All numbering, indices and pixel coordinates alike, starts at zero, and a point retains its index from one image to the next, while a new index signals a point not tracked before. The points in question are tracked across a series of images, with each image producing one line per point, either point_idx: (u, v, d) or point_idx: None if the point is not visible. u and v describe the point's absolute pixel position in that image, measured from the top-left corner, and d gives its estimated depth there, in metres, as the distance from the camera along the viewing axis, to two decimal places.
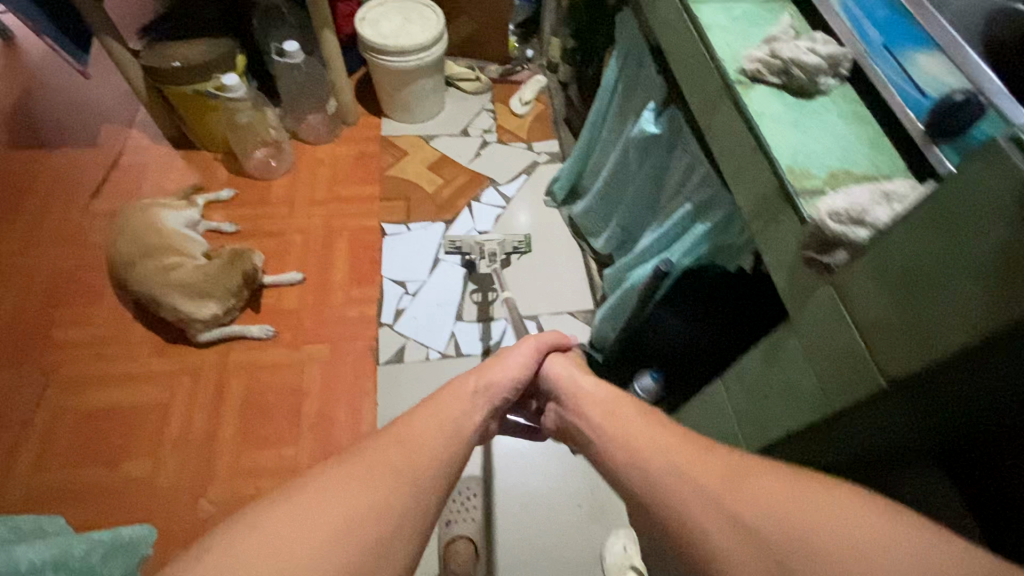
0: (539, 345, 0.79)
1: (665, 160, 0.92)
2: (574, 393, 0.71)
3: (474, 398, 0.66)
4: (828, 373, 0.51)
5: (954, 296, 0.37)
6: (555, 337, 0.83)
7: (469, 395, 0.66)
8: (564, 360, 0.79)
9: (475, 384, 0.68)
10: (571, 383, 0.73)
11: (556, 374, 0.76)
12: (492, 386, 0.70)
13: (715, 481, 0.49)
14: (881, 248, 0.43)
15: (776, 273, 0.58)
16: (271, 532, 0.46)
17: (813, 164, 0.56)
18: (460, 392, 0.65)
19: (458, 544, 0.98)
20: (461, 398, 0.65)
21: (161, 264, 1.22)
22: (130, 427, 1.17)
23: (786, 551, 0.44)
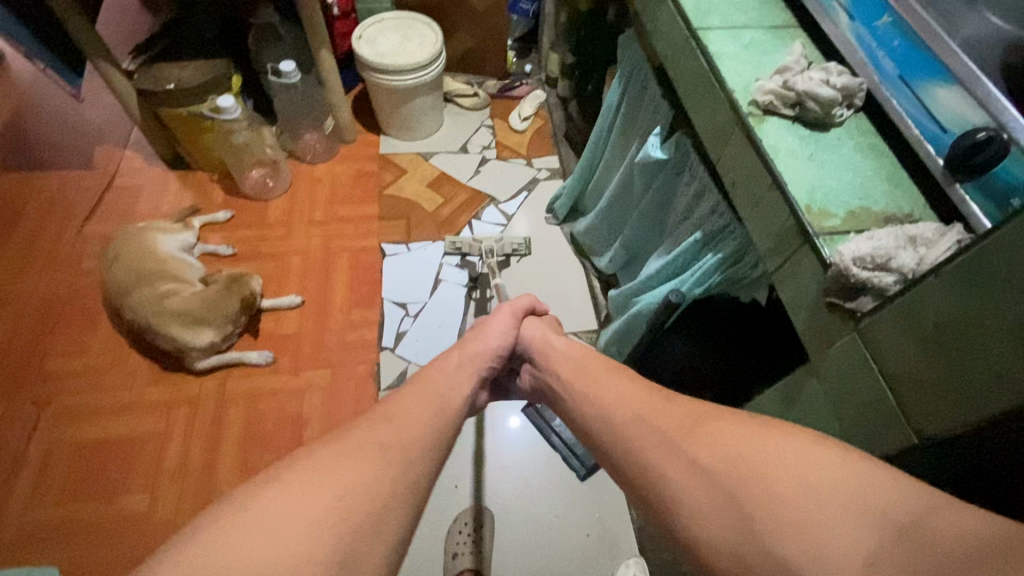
0: (514, 312, 0.82)
1: (672, 184, 0.90)
2: (550, 354, 0.74)
3: (461, 370, 0.68)
4: (855, 423, 0.49)
5: (998, 357, 0.36)
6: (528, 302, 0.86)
7: (452, 368, 0.67)
8: (540, 326, 0.81)
9: (458, 357, 0.70)
10: (547, 349, 0.75)
11: (534, 339, 0.78)
12: (474, 356, 0.72)
13: (673, 425, 0.52)
14: (914, 300, 0.41)
15: (793, 313, 0.56)
16: (256, 524, 0.43)
17: (831, 203, 0.55)
18: (444, 373, 0.66)
19: None
20: (448, 373, 0.66)
21: (156, 291, 1.20)
22: (126, 458, 1.14)
23: (740, 487, 0.44)
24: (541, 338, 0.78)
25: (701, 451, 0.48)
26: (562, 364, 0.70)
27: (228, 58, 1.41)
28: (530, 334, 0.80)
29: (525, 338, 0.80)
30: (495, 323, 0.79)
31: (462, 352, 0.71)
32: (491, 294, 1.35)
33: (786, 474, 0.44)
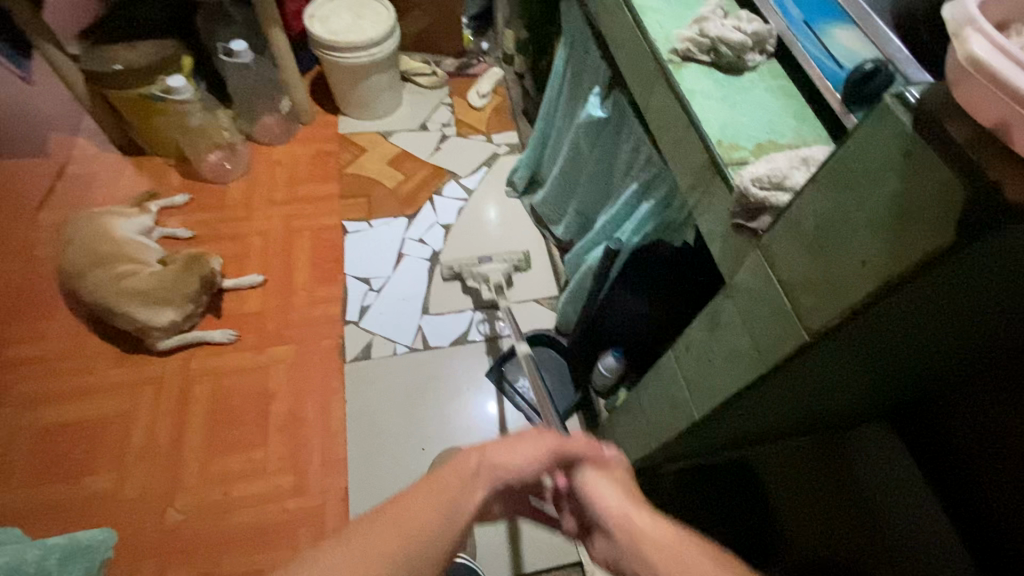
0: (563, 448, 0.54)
1: (613, 143, 0.94)
2: (637, 540, 0.45)
3: (476, 485, 0.48)
4: (760, 332, 0.53)
5: (860, 248, 0.40)
6: (585, 440, 0.55)
7: (464, 478, 0.47)
8: (608, 481, 0.52)
9: (474, 463, 0.49)
10: (630, 527, 0.47)
11: (607, 505, 0.50)
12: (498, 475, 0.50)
13: None
14: (798, 209, 0.45)
15: (712, 243, 0.61)
16: None
17: (741, 137, 0.59)
18: (458, 480, 0.47)
19: None
20: (463, 491, 0.47)
21: (113, 273, 1.19)
22: (92, 441, 1.14)
23: None
24: (613, 501, 0.50)
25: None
26: (654, 555, 0.44)
27: (177, 39, 1.40)
28: (592, 488, 0.52)
29: (588, 491, 0.52)
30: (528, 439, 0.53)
31: (483, 458, 0.49)
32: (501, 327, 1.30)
33: None
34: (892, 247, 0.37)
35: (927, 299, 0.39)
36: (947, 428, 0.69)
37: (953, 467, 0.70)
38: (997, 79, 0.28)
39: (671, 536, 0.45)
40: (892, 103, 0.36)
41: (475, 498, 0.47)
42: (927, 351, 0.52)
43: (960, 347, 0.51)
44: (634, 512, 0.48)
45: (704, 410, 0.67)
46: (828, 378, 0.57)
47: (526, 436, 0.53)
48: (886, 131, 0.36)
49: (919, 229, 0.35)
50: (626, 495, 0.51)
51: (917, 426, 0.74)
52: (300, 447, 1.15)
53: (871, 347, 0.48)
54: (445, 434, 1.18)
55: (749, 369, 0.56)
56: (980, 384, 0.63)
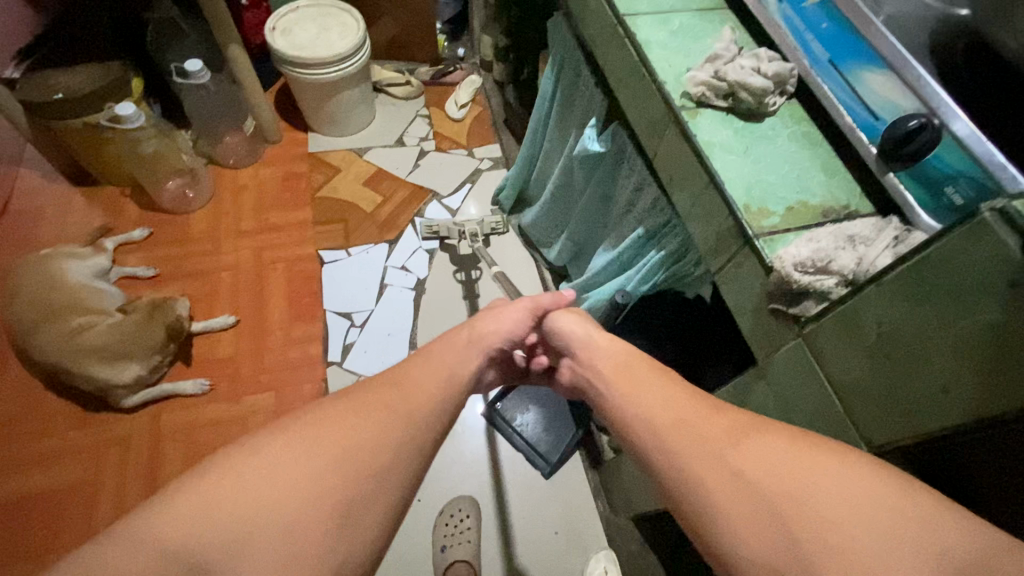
0: (536, 307, 0.72)
1: (611, 176, 0.87)
2: (588, 350, 0.62)
3: (468, 349, 0.60)
4: (804, 430, 0.48)
5: (941, 374, 0.34)
6: (551, 298, 0.74)
7: (460, 348, 0.59)
8: (570, 316, 0.70)
9: (467, 336, 0.62)
10: (584, 342, 0.64)
11: (569, 332, 0.67)
12: (484, 337, 0.64)
13: (720, 430, 0.42)
14: (856, 308, 0.39)
15: (738, 316, 0.55)
16: (272, 457, 0.42)
17: (770, 200, 0.52)
18: (456, 348, 0.59)
19: (458, 569, 0.97)
20: (457, 351, 0.59)
21: (67, 327, 1.08)
22: (55, 514, 1.05)
23: (778, 497, 0.37)
24: (575, 328, 0.67)
25: (747, 468, 0.39)
26: (603, 362, 0.58)
27: (123, 60, 1.27)
28: (559, 323, 0.70)
29: (555, 327, 0.69)
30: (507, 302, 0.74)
31: (473, 332, 0.63)
32: (478, 274, 1.34)
33: (826, 495, 0.36)
34: (990, 383, 0.31)
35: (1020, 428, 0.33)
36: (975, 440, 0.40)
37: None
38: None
39: (618, 346, 0.59)
40: (991, 219, 0.30)
41: (473, 358, 0.60)
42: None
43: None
44: (592, 332, 0.65)
45: None
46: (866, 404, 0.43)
47: (505, 304, 0.73)
48: (980, 252, 0.30)
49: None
50: (584, 325, 0.68)
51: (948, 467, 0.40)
52: None
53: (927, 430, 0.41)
54: (447, 482, 1.10)
55: None
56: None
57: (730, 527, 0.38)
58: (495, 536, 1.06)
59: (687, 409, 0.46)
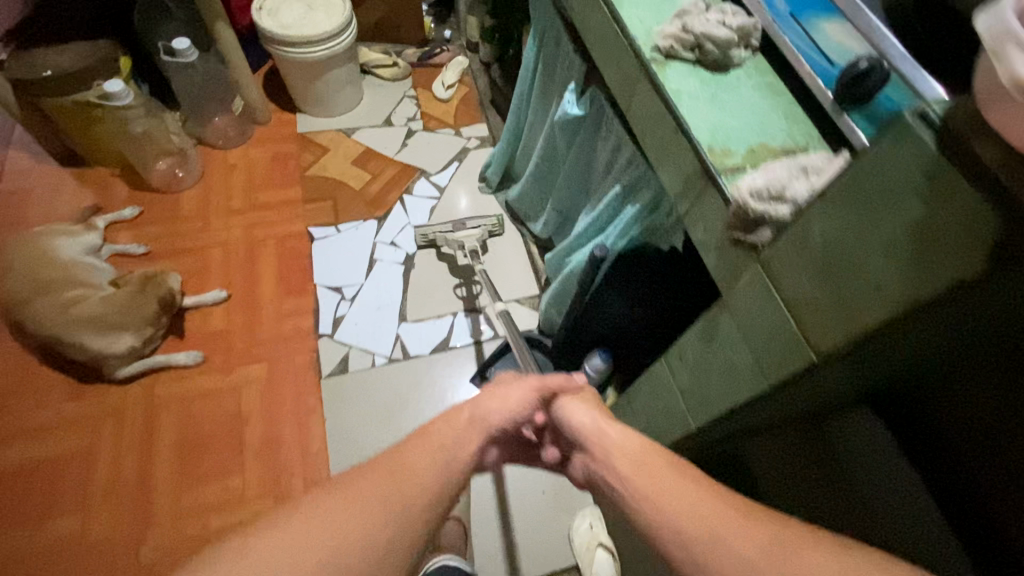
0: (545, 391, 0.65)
1: (591, 140, 0.90)
2: (602, 443, 0.55)
3: (469, 430, 0.55)
4: (763, 350, 0.51)
5: (875, 272, 0.37)
6: (559, 378, 0.67)
7: (459, 429, 0.55)
8: (580, 404, 0.63)
9: (468, 415, 0.57)
10: (596, 438, 0.56)
11: (576, 423, 0.60)
12: (488, 417, 0.58)
13: (752, 547, 0.40)
14: (804, 225, 0.42)
15: (705, 252, 0.58)
16: (259, 557, 0.42)
17: (732, 142, 0.56)
18: (454, 432, 0.54)
19: (448, 526, 1.02)
20: (456, 428, 0.55)
21: (60, 300, 1.10)
22: (52, 481, 1.07)
23: None
24: (586, 419, 0.60)
25: None
26: (618, 457, 0.52)
27: (111, 39, 1.29)
28: (568, 412, 0.62)
29: (566, 415, 0.62)
30: (508, 378, 0.67)
31: (476, 412, 0.58)
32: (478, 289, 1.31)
33: None
34: (914, 274, 0.34)
35: (941, 326, 0.37)
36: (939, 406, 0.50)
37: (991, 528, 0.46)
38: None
39: (636, 440, 0.54)
40: (913, 121, 0.33)
41: (471, 444, 0.54)
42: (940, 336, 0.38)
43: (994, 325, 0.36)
44: (607, 425, 0.58)
45: (701, 421, 0.65)
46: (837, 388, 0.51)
47: (510, 380, 0.65)
48: (904, 151, 0.33)
49: (943, 254, 0.32)
50: (597, 414, 0.61)
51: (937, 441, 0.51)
52: (279, 472, 1.10)
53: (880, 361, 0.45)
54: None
55: (751, 386, 0.54)
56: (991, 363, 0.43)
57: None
58: (490, 498, 1.08)
59: (715, 515, 0.42)
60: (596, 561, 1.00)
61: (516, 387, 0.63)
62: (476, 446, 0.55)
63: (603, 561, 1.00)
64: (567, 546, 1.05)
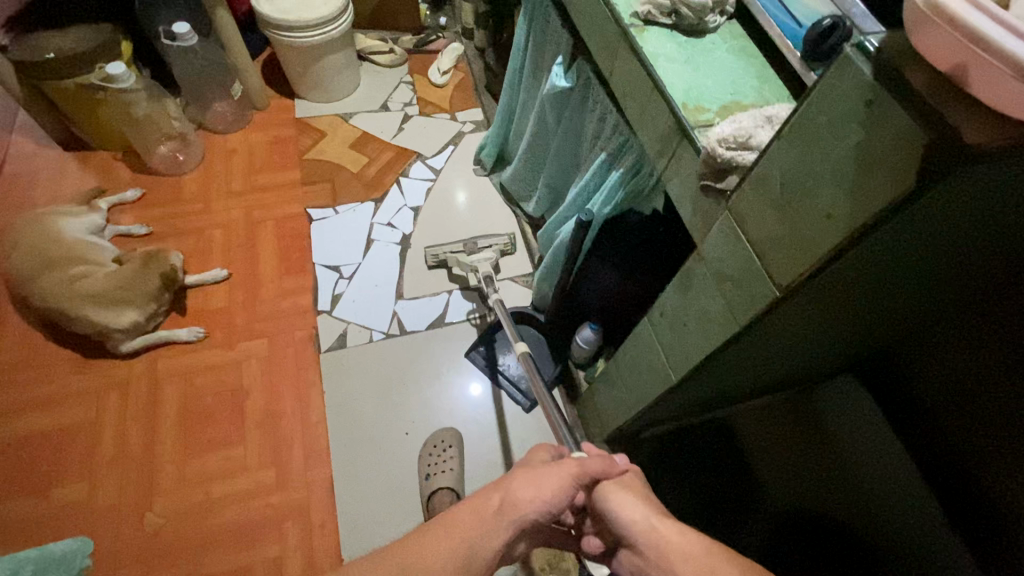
0: (584, 475, 0.58)
1: (579, 112, 0.93)
2: (654, 542, 0.54)
3: (497, 521, 0.53)
4: (733, 293, 0.54)
5: (825, 200, 0.40)
6: (598, 457, 0.61)
7: (486, 521, 0.52)
8: (627, 495, 0.59)
9: (497, 501, 0.54)
10: (654, 549, 0.54)
11: (625, 515, 0.57)
12: (519, 508, 0.53)
13: None
14: (764, 164, 0.45)
15: (681, 206, 0.61)
16: None
17: (706, 99, 0.58)
18: (480, 526, 0.52)
19: (441, 494, 1.03)
20: (482, 525, 0.52)
21: (66, 276, 1.13)
22: (59, 451, 1.10)
23: None
24: (637, 516, 0.57)
25: None
26: (676, 563, 0.52)
27: (114, 22, 1.32)
28: (614, 502, 0.58)
29: (610, 504, 0.59)
30: (540, 457, 0.62)
31: (507, 498, 0.54)
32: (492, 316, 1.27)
33: None
34: (856, 196, 0.38)
35: (880, 254, 0.41)
36: (904, 371, 0.76)
37: (933, 447, 0.74)
38: (985, 45, 0.28)
39: (692, 541, 0.53)
40: (852, 52, 0.36)
41: (498, 538, 0.52)
42: (889, 272, 0.45)
43: (924, 257, 0.44)
44: (661, 526, 0.55)
45: (681, 374, 0.68)
46: (825, 359, 0.77)
47: (545, 464, 0.59)
48: (845, 81, 0.36)
49: (880, 173, 0.35)
50: (644, 507, 0.58)
51: (900, 393, 0.78)
52: (279, 442, 1.13)
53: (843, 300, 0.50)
54: (431, 423, 1.16)
55: (723, 331, 0.57)
56: (939, 340, 0.69)
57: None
58: (487, 468, 1.12)
59: None
60: None
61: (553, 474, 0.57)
62: (505, 538, 0.52)
63: None
64: None
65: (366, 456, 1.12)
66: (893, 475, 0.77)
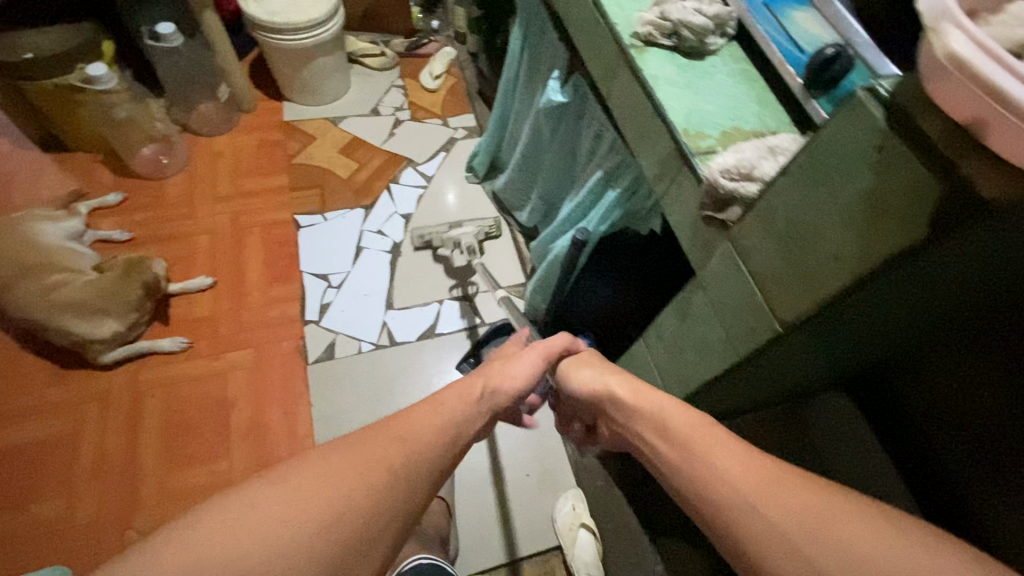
0: (547, 351, 0.70)
1: (574, 126, 0.92)
2: (621, 405, 0.60)
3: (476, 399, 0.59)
4: (733, 325, 0.53)
5: (833, 243, 0.40)
6: (562, 341, 0.73)
7: (470, 400, 0.58)
8: (587, 367, 0.68)
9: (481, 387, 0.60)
10: (608, 397, 0.62)
11: (592, 385, 0.65)
12: (498, 391, 0.62)
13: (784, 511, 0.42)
14: (769, 200, 0.45)
15: (680, 231, 0.60)
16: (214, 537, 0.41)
17: (707, 125, 0.58)
18: (462, 404, 0.57)
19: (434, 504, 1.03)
20: (460, 398, 0.58)
21: (41, 284, 1.08)
22: (35, 465, 1.07)
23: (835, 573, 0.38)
24: (600, 383, 0.64)
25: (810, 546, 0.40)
26: (641, 418, 0.57)
27: (93, 22, 1.30)
28: (580, 375, 0.67)
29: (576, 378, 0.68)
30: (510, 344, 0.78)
31: (487, 386, 0.61)
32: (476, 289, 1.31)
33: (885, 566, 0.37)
34: (865, 241, 0.37)
35: (872, 300, 0.41)
36: (899, 390, 0.70)
37: (926, 467, 0.70)
38: (1004, 101, 0.27)
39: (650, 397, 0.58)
40: (865, 97, 0.36)
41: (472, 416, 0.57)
42: (892, 300, 0.42)
43: (928, 284, 0.39)
44: (614, 378, 0.64)
45: (677, 397, 0.68)
46: (809, 378, 0.73)
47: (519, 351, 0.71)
48: (857, 125, 0.36)
49: (897, 222, 0.35)
50: (610, 375, 0.65)
51: (893, 414, 0.72)
52: (265, 455, 1.11)
53: (843, 333, 0.50)
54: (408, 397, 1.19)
55: (721, 360, 0.56)
56: (936, 359, 0.63)
57: (754, 540, 0.42)
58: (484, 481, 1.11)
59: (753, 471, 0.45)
60: (578, 542, 1.03)
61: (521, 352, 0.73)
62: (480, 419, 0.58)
63: (585, 543, 1.03)
64: (550, 528, 1.07)
65: (358, 380, 1.19)
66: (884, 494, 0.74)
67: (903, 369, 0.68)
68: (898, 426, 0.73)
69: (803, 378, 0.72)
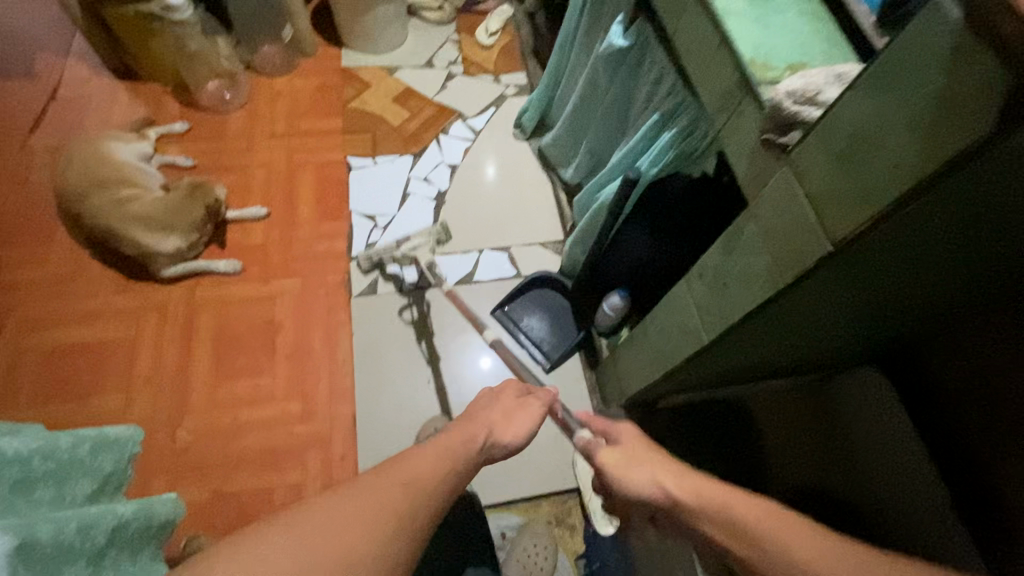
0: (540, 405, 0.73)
1: (633, 74, 0.94)
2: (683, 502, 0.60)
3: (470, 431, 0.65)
4: (781, 251, 0.54)
5: (896, 151, 0.41)
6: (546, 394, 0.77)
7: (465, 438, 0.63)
8: (632, 469, 0.65)
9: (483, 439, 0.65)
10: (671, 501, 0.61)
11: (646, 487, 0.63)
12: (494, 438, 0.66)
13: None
14: (834, 116, 0.46)
15: (737, 162, 0.62)
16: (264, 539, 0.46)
17: (774, 57, 0.59)
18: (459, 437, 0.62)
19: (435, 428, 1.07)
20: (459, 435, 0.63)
21: (115, 196, 1.17)
22: (98, 363, 1.16)
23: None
24: (649, 483, 0.63)
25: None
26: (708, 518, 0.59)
27: None
28: (626, 479, 0.65)
29: (626, 477, 0.65)
30: (507, 392, 0.74)
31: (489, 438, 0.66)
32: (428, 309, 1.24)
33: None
34: (928, 144, 0.38)
35: (909, 216, 0.42)
36: (929, 364, 0.75)
37: (951, 443, 0.74)
38: None
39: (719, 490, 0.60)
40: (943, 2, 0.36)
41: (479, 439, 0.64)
42: (932, 247, 0.47)
43: (969, 232, 0.44)
44: (669, 475, 0.63)
45: (713, 336, 0.69)
46: (842, 343, 0.78)
47: (513, 402, 0.73)
48: (931, 26, 0.37)
49: (961, 125, 0.36)
50: (657, 470, 0.64)
51: (922, 385, 0.77)
52: (305, 377, 1.17)
53: (880, 283, 0.55)
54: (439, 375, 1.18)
55: (764, 289, 0.58)
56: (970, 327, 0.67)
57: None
58: None
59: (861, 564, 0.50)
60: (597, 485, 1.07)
61: (520, 406, 0.72)
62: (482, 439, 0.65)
63: None
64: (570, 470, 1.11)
65: (401, 391, 1.16)
66: (899, 469, 0.76)
67: (936, 343, 0.73)
68: (923, 398, 0.77)
69: (838, 340, 0.77)
